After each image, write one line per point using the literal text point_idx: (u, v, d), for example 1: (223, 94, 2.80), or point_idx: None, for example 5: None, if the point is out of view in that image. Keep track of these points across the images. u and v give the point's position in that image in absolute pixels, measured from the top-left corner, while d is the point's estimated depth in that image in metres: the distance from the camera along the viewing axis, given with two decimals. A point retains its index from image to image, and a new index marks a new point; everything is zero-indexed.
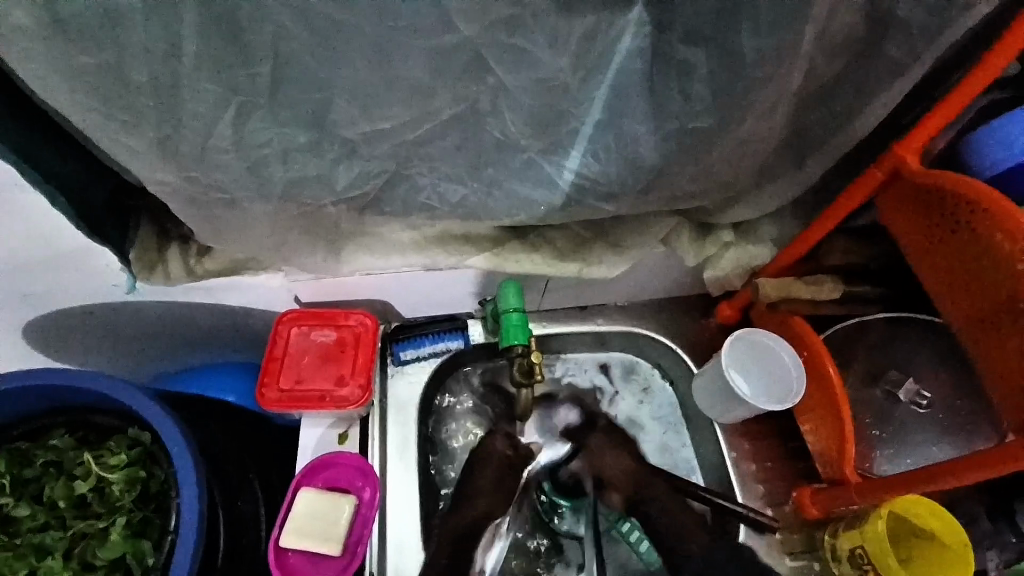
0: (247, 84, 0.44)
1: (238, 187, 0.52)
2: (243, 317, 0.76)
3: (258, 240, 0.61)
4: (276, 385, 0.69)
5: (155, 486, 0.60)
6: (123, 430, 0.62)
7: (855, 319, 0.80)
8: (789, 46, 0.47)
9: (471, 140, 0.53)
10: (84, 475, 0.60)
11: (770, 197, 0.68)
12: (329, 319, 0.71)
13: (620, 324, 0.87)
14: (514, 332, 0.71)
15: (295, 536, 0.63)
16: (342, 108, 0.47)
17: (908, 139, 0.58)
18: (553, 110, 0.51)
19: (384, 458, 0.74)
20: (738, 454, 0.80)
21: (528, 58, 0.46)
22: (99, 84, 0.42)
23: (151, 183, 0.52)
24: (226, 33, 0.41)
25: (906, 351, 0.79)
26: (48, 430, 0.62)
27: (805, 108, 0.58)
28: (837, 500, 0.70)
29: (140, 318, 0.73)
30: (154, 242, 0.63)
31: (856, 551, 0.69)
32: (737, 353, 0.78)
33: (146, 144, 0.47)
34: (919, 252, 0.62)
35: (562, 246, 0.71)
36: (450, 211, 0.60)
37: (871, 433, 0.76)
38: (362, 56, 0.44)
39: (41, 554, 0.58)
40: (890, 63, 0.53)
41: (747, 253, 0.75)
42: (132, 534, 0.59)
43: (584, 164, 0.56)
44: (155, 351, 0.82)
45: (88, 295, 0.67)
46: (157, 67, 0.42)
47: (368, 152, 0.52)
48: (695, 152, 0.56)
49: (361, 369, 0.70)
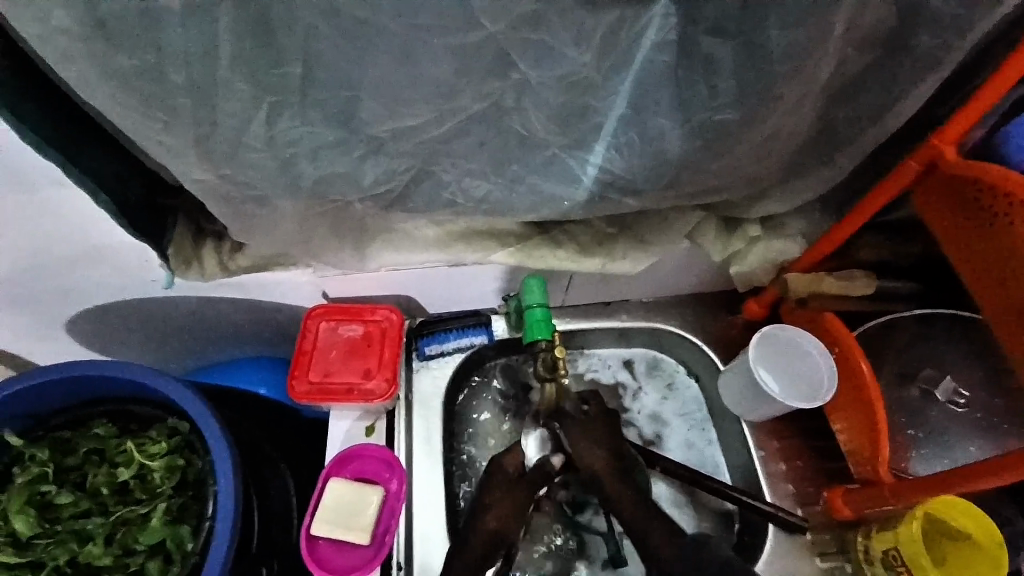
0: (278, 84, 0.45)
1: (268, 185, 0.54)
2: (274, 312, 0.78)
3: (287, 237, 0.62)
4: (305, 378, 0.70)
5: (192, 474, 0.63)
6: (163, 420, 0.65)
7: (886, 316, 0.78)
8: (820, 35, 0.46)
9: (495, 136, 0.53)
10: (126, 462, 0.63)
11: (799, 191, 0.67)
12: (356, 314, 0.73)
13: (643, 320, 0.86)
14: (539, 328, 0.72)
15: (324, 525, 0.64)
16: (369, 107, 0.48)
17: (943, 130, 0.56)
18: (576, 105, 0.51)
19: (410, 452, 0.75)
20: (766, 452, 0.79)
21: (552, 54, 0.46)
22: (138, 86, 0.44)
23: (187, 181, 0.53)
24: (258, 33, 0.42)
25: (940, 348, 0.77)
26: (91, 420, 0.65)
27: (836, 98, 0.56)
28: (866, 500, 0.69)
29: (176, 313, 0.76)
30: (190, 237, 0.65)
31: (890, 553, 0.67)
32: (765, 348, 0.76)
33: (183, 144, 0.49)
34: (956, 246, 0.60)
35: (585, 241, 0.71)
36: (473, 207, 0.60)
37: (907, 433, 0.74)
38: (388, 54, 0.44)
39: (82, 540, 0.61)
40: (926, 51, 0.52)
41: (774, 248, 0.73)
42: (170, 520, 0.61)
43: (607, 159, 0.56)
44: (190, 345, 0.85)
45: (129, 290, 0.70)
46: (192, 69, 0.43)
47: (394, 149, 0.53)
48: (722, 145, 0.55)
49: (387, 363, 0.71)
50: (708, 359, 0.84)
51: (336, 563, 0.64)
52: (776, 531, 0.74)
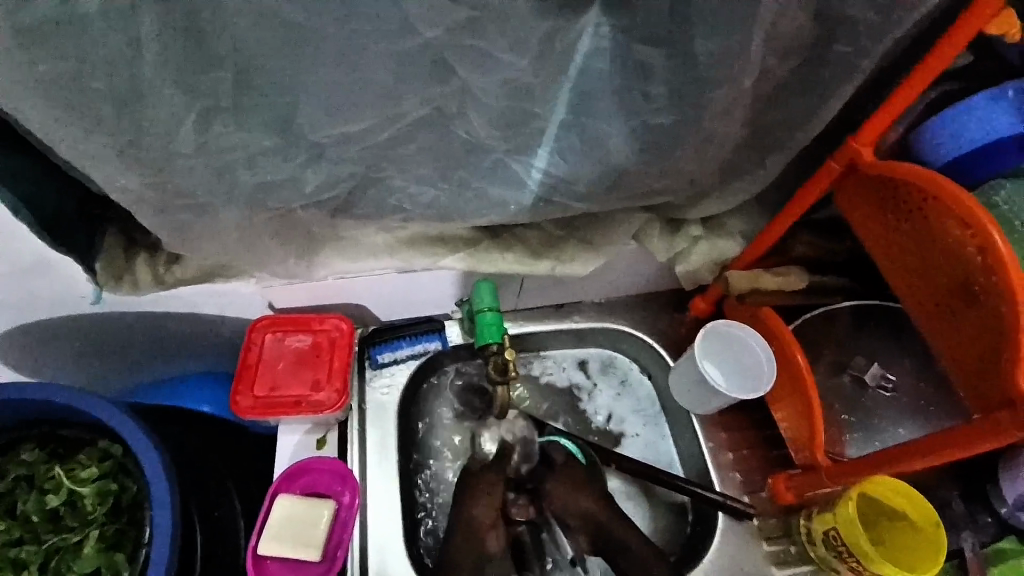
0: (210, 90, 0.44)
1: (205, 193, 0.52)
2: (217, 326, 0.76)
3: (228, 247, 0.60)
4: (250, 392, 0.68)
5: (127, 498, 0.59)
6: (94, 442, 0.61)
7: (822, 308, 0.82)
8: (744, 43, 0.49)
9: (440, 142, 0.53)
10: (55, 488, 0.59)
11: (736, 192, 0.70)
12: (304, 324, 0.71)
13: (595, 321, 0.88)
14: (489, 332, 0.72)
15: (272, 545, 0.62)
16: (308, 112, 0.47)
17: (861, 132, 0.59)
18: (518, 110, 0.52)
19: (365, 464, 0.74)
20: (715, 444, 0.82)
21: (490, 59, 0.46)
22: (56, 92, 0.42)
23: (116, 191, 0.51)
24: (184, 37, 0.41)
25: (870, 338, 0.82)
26: (16, 445, 0.61)
27: (765, 103, 0.59)
28: (808, 484, 0.73)
29: (111, 329, 0.72)
30: (121, 251, 0.63)
31: (830, 533, 0.70)
32: (709, 344, 0.80)
33: (110, 152, 0.47)
34: (878, 241, 0.64)
35: (535, 245, 0.72)
36: (421, 213, 0.60)
37: (841, 418, 0.78)
38: (324, 59, 0.44)
39: (17, 568, 0.58)
40: (842, 59, 0.55)
41: (716, 248, 0.77)
42: (105, 548, 0.58)
43: (551, 163, 0.57)
44: (129, 364, 0.81)
45: (59, 306, 0.66)
46: (117, 75, 0.41)
47: (337, 155, 0.52)
48: (661, 148, 0.57)
49: (337, 374, 0.70)
50: (659, 356, 0.87)
51: None
52: (726, 521, 0.76)
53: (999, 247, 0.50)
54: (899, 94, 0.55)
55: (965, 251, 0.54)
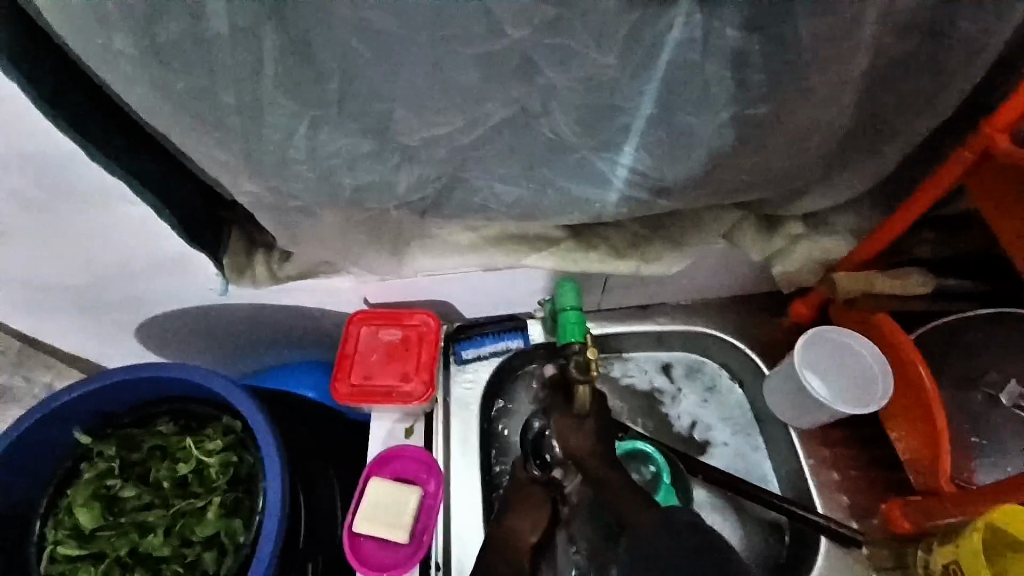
0: (316, 100, 0.48)
1: (310, 196, 0.57)
2: (319, 319, 0.82)
3: (329, 245, 0.65)
4: (347, 380, 0.73)
5: (244, 470, 0.66)
6: (218, 419, 0.69)
7: (949, 316, 0.73)
8: (852, 23, 0.45)
9: (524, 142, 0.54)
10: (185, 457, 0.67)
11: (843, 185, 0.64)
12: (395, 319, 0.75)
13: (681, 324, 0.85)
14: (571, 330, 0.72)
15: (367, 524, 0.66)
16: (402, 117, 0.50)
17: (997, 115, 0.52)
18: (603, 107, 0.51)
19: (448, 453, 0.77)
20: (816, 461, 0.76)
21: (574, 56, 0.46)
22: (192, 108, 0.48)
23: (238, 194, 0.57)
24: (296, 53, 0.45)
25: (1009, 352, 0.71)
26: (151, 419, 0.70)
27: (880, 87, 0.54)
28: (930, 511, 0.65)
29: (231, 319, 0.81)
30: (243, 249, 0.70)
31: (951, 568, 0.60)
32: (812, 354, 0.74)
33: (232, 159, 0.52)
34: (1016, 240, 0.55)
35: (619, 244, 0.70)
36: (505, 212, 0.62)
37: (971, 440, 0.69)
38: (417, 65, 0.46)
39: (143, 531, 0.65)
40: (976, 31, 0.49)
41: (820, 247, 0.71)
42: (224, 514, 0.65)
43: (636, 159, 0.56)
44: (245, 351, 0.90)
45: (190, 298, 0.75)
46: (239, 90, 0.47)
47: (427, 157, 0.54)
48: (755, 140, 0.54)
49: (424, 366, 0.73)
50: (751, 363, 0.82)
51: (379, 560, 0.66)
52: (829, 544, 0.71)
53: None
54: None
55: None
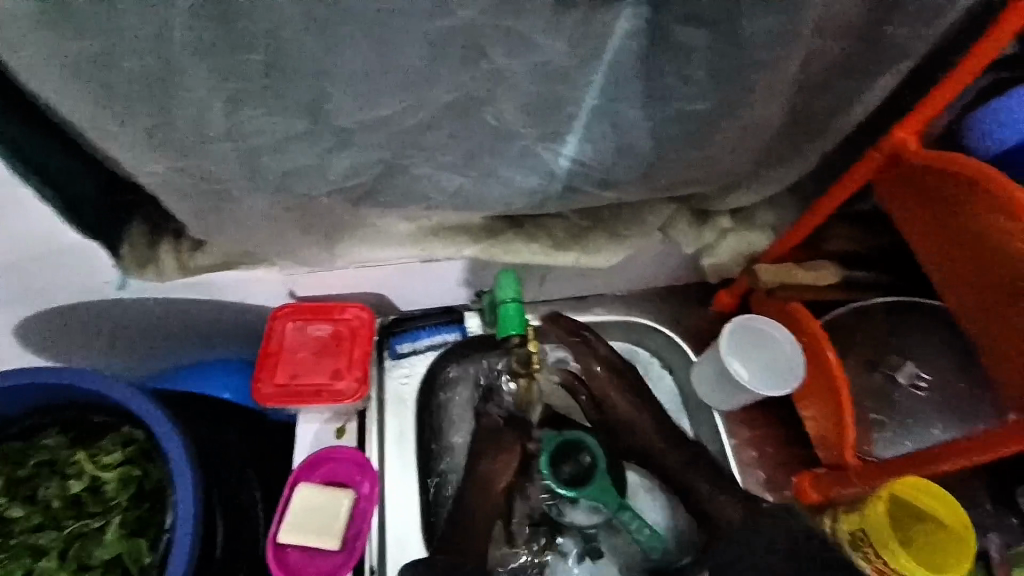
0: (237, 73, 0.43)
1: (230, 179, 0.51)
2: (238, 313, 0.75)
3: (252, 234, 0.60)
4: (271, 381, 0.67)
5: (150, 484, 0.59)
6: (117, 427, 0.61)
7: (855, 303, 0.79)
8: (788, 27, 0.46)
9: (469, 129, 0.52)
10: (77, 473, 0.59)
11: (769, 183, 0.68)
12: (325, 313, 0.70)
13: (619, 314, 0.86)
14: (511, 322, 0.70)
15: (294, 533, 0.62)
16: (337, 96, 0.46)
17: (906, 121, 0.56)
18: (551, 96, 0.50)
19: (384, 452, 0.74)
20: (738, 440, 0.81)
21: (524, 41, 0.45)
22: (83, 73, 0.41)
23: (142, 175, 0.50)
24: (212, 17, 0.40)
25: (907, 336, 0.79)
26: (38, 431, 0.61)
27: (806, 91, 0.57)
28: (836, 483, 0.72)
29: (134, 315, 0.72)
30: (146, 237, 0.62)
31: (858, 534, 0.66)
32: (737, 340, 0.78)
33: (135, 135, 0.46)
34: (919, 234, 0.61)
35: (560, 235, 0.70)
36: (446, 201, 0.59)
37: (870, 417, 0.76)
38: (355, 41, 0.42)
39: (37, 555, 0.57)
40: (889, 43, 0.53)
41: (745, 239, 0.75)
42: (127, 533, 0.58)
43: (582, 151, 0.56)
44: (151, 350, 0.81)
45: (82, 292, 0.66)
46: (143, 55, 0.40)
47: (363, 141, 0.51)
48: (694, 137, 0.55)
49: (357, 363, 0.69)
50: (682, 351, 0.86)
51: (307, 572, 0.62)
52: None
53: None
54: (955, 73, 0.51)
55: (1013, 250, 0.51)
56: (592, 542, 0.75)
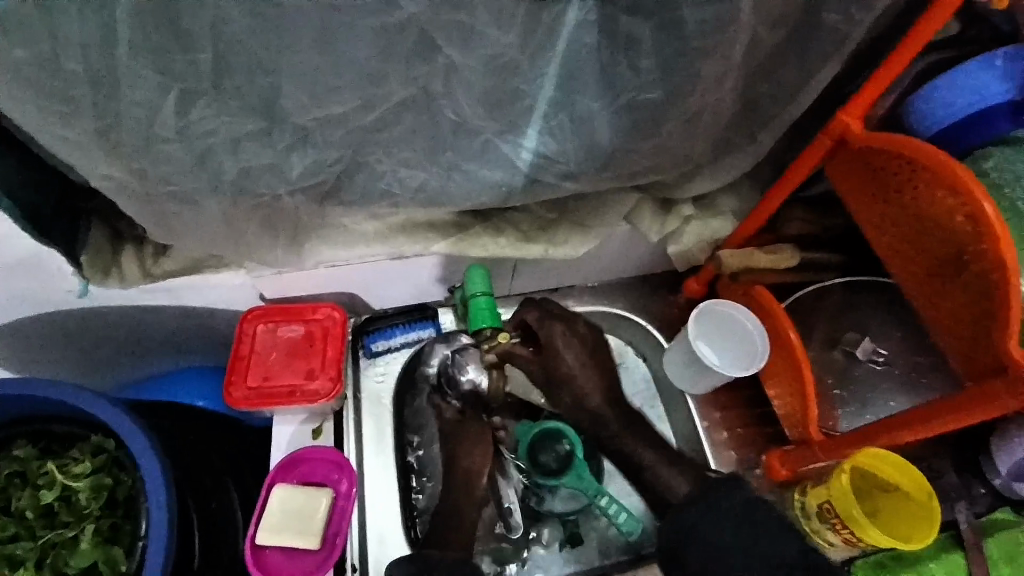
0: (189, 72, 0.43)
1: (188, 181, 0.51)
2: (208, 319, 0.75)
3: (217, 237, 0.60)
4: (243, 384, 0.67)
5: (122, 493, 0.59)
6: (85, 437, 0.60)
7: (814, 286, 0.82)
8: (728, 15, 0.48)
9: (427, 124, 0.53)
10: (47, 484, 0.58)
11: (726, 170, 0.70)
12: (296, 314, 0.71)
13: (590, 305, 0.88)
14: (482, 316, 0.72)
15: (272, 534, 0.62)
16: (292, 94, 0.46)
17: (851, 104, 0.58)
18: (505, 89, 0.51)
19: (361, 452, 0.74)
20: (710, 423, 0.83)
21: (474, 35, 0.46)
22: (30, 76, 0.41)
23: (97, 180, 0.50)
24: (159, 17, 0.40)
25: (864, 314, 0.82)
26: (8, 442, 0.60)
27: (754, 78, 0.59)
28: (804, 458, 0.74)
29: (99, 325, 0.71)
30: (108, 244, 0.62)
31: (824, 506, 0.69)
32: (704, 325, 0.80)
33: (87, 138, 0.46)
34: (867, 214, 0.63)
35: (527, 228, 0.72)
36: (411, 198, 0.60)
37: (834, 392, 0.79)
38: (305, 39, 0.43)
39: (13, 565, 0.57)
40: (829, 29, 0.55)
41: (708, 227, 0.77)
42: (102, 542, 0.57)
43: (541, 143, 0.57)
44: (120, 360, 0.80)
45: (43, 303, 0.65)
46: (91, 57, 0.40)
47: (322, 139, 0.51)
48: (649, 126, 0.57)
49: (331, 362, 0.69)
50: (653, 338, 0.88)
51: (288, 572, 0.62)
52: None
53: (992, 226, 0.49)
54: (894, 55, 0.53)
55: (954, 221, 0.53)
56: (573, 528, 0.76)
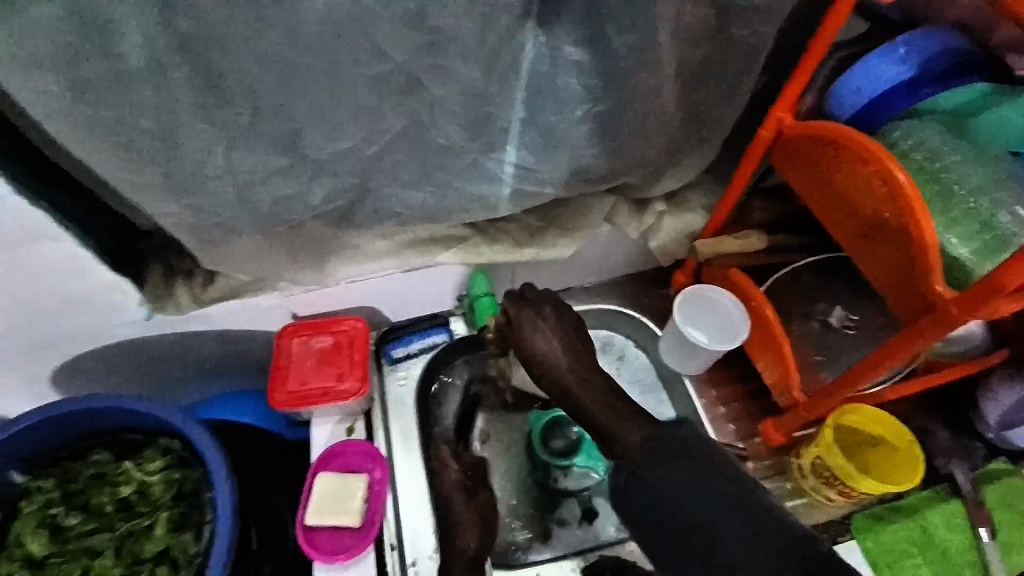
0: (230, 123, 0.55)
1: (231, 212, 0.62)
2: (249, 340, 0.86)
3: (255, 261, 0.71)
4: (283, 388, 0.77)
5: (189, 486, 0.68)
6: (155, 441, 0.70)
7: (787, 267, 0.90)
8: (657, 37, 0.58)
9: (421, 149, 0.64)
10: (126, 481, 0.69)
11: (687, 168, 0.80)
12: (324, 326, 0.81)
13: (585, 303, 0.98)
14: (486, 313, 0.84)
15: (318, 515, 0.71)
16: (310, 133, 0.58)
17: (780, 102, 0.68)
18: (481, 114, 0.62)
19: (390, 446, 0.83)
20: (707, 400, 0.90)
21: (450, 74, 0.57)
22: (112, 138, 0.53)
23: (160, 217, 0.62)
24: (208, 86, 0.52)
25: (834, 286, 0.89)
26: (87, 450, 0.70)
27: (696, 86, 0.69)
28: (791, 422, 0.80)
29: (158, 351, 0.82)
30: (162, 278, 0.73)
31: (816, 462, 0.77)
32: (688, 310, 0.87)
33: (155, 183, 0.58)
34: (808, 194, 0.71)
35: (519, 235, 0.82)
36: (413, 213, 0.70)
37: (815, 358, 0.85)
38: (316, 90, 0.54)
39: (92, 554, 0.67)
40: (751, 39, 0.65)
41: (682, 220, 0.86)
42: (173, 528, 0.67)
43: (517, 157, 0.67)
44: (175, 384, 0.91)
45: (113, 332, 0.76)
46: (158, 120, 0.53)
47: (336, 168, 0.62)
48: (606, 133, 0.67)
49: (357, 365, 0.79)
50: (646, 328, 0.96)
51: (334, 549, 0.71)
52: None
53: (901, 184, 0.57)
54: (812, 48, 0.62)
55: (872, 187, 0.61)
56: (587, 504, 0.84)
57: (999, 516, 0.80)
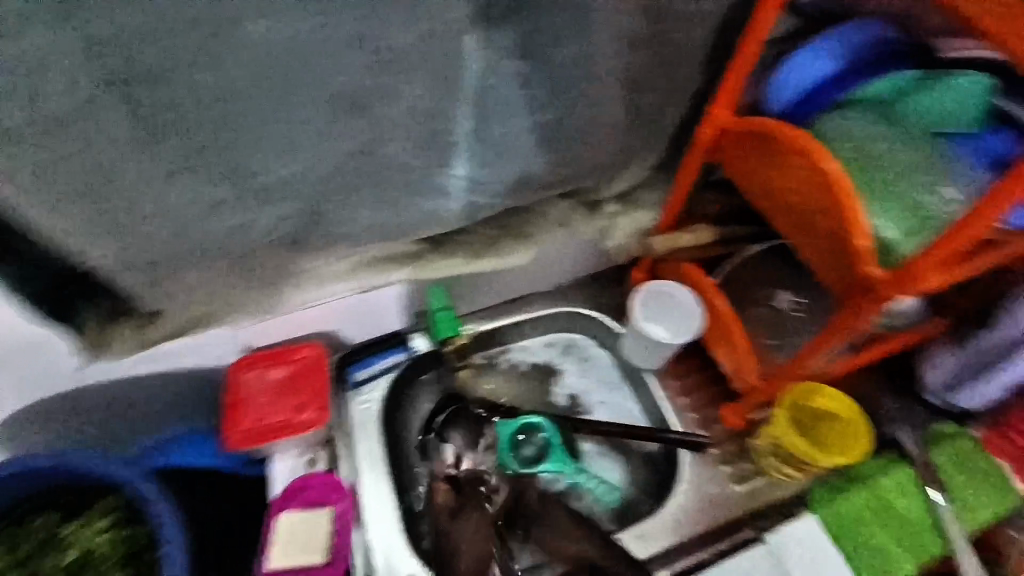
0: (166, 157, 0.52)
1: (174, 247, 0.59)
2: (204, 377, 0.82)
3: (204, 295, 0.67)
4: (240, 426, 0.75)
5: (140, 542, 0.64)
6: (102, 496, 0.66)
7: (737, 256, 0.92)
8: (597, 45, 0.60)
9: (371, 169, 0.62)
10: (72, 543, 0.64)
11: (636, 169, 0.81)
12: (279, 358, 0.77)
13: (548, 307, 0.98)
14: (446, 325, 0.84)
15: (283, 557, 0.70)
16: (253, 162, 0.55)
17: (718, 99, 0.70)
18: (431, 130, 0.61)
19: (355, 473, 0.81)
20: (669, 392, 0.93)
21: (396, 94, 0.56)
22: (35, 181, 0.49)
23: (96, 260, 0.58)
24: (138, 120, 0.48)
25: (783, 271, 0.93)
26: (27, 514, 0.65)
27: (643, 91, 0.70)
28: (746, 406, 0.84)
29: (104, 398, 0.77)
30: (100, 322, 0.67)
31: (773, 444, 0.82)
32: (647, 306, 0.88)
33: (87, 223, 0.54)
34: (749, 185, 0.74)
35: (476, 245, 0.80)
36: (369, 233, 0.69)
37: (768, 343, 0.89)
38: (258, 117, 0.52)
39: None
40: (690, 42, 0.66)
41: (634, 219, 0.88)
42: None
43: (471, 170, 0.67)
44: (126, 430, 0.85)
45: (52, 383, 0.71)
46: (86, 159, 0.49)
47: (285, 194, 0.60)
48: (557, 141, 0.68)
49: (317, 393, 0.77)
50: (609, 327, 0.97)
51: None
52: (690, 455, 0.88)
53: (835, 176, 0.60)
54: (743, 47, 0.64)
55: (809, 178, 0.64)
56: None
57: (949, 477, 0.84)
